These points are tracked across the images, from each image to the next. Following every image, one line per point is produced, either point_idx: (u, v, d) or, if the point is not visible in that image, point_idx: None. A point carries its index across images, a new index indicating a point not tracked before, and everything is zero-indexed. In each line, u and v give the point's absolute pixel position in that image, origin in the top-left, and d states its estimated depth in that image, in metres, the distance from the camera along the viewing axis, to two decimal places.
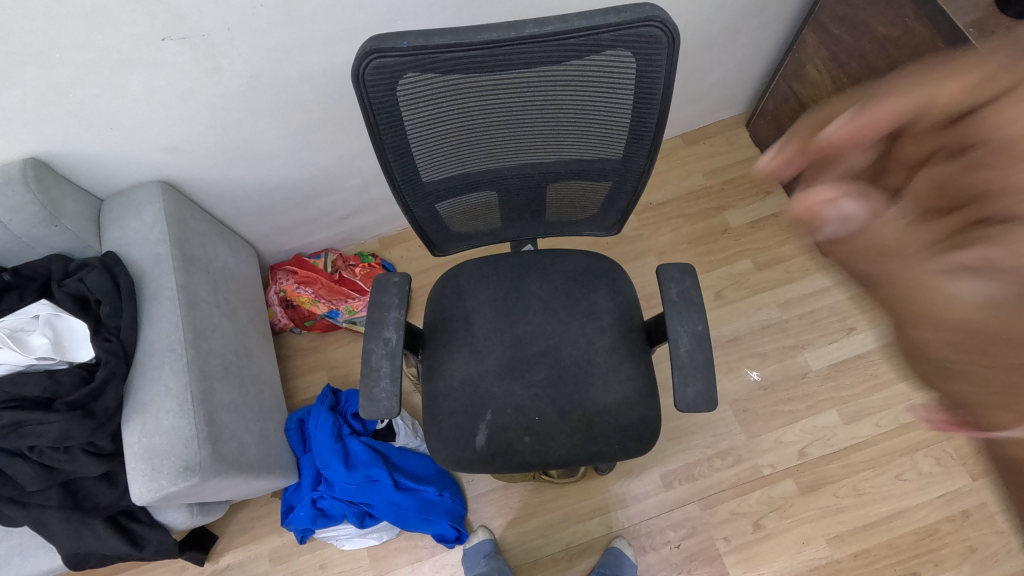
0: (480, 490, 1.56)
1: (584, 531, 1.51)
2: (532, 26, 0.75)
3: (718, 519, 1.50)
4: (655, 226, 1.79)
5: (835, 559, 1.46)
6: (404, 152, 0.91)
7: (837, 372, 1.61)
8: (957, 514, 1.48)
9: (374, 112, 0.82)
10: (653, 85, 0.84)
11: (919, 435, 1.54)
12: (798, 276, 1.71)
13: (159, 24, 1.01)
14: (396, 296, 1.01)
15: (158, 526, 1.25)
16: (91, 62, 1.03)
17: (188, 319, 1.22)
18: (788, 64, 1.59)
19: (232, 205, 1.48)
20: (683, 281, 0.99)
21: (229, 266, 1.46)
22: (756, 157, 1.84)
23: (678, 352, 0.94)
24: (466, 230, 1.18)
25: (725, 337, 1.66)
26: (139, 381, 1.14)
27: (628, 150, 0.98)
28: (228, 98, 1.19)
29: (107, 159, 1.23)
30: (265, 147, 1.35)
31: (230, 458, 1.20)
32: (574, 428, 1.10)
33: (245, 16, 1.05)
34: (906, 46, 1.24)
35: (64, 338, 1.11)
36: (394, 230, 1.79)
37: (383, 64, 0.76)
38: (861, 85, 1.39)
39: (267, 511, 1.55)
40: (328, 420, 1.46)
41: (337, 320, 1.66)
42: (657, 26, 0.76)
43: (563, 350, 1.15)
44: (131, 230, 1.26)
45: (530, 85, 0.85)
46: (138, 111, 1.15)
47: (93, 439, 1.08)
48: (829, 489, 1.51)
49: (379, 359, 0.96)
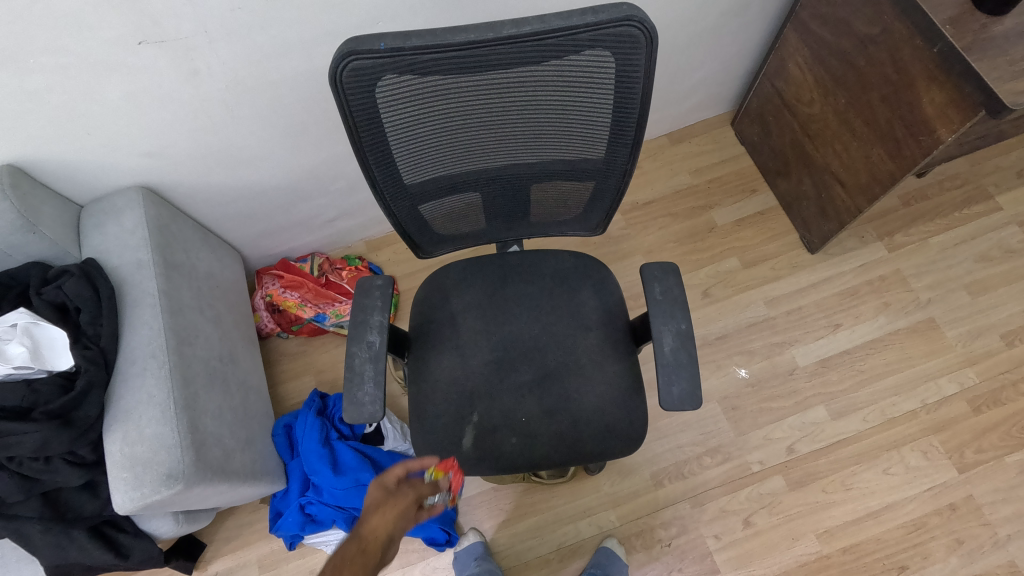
0: (471, 492, 1.55)
1: (575, 531, 1.50)
2: (510, 26, 0.75)
3: (708, 517, 1.50)
4: (643, 225, 1.79)
5: (825, 554, 1.46)
6: (385, 154, 0.90)
7: (824, 369, 1.62)
8: (944, 507, 1.49)
9: (352, 114, 0.82)
10: (633, 84, 0.85)
11: (905, 429, 1.56)
12: (784, 273, 1.71)
13: (135, 27, 1.00)
14: (379, 299, 1.00)
15: (143, 535, 1.24)
16: (66, 67, 1.02)
17: (170, 326, 1.21)
18: (771, 62, 1.59)
19: (216, 210, 1.47)
20: (666, 280, 0.99)
21: (213, 271, 1.45)
22: (741, 155, 1.85)
23: (662, 351, 0.94)
24: (450, 231, 1.17)
25: (713, 335, 1.67)
26: (120, 388, 1.12)
27: (610, 150, 0.98)
28: (209, 102, 1.18)
29: (86, 166, 1.22)
30: (248, 151, 1.34)
31: (215, 465, 1.18)
32: (561, 429, 1.10)
33: (223, 19, 1.04)
34: (886, 44, 1.25)
35: (42, 347, 1.10)
36: (381, 232, 1.78)
37: (361, 66, 0.75)
38: (842, 83, 1.40)
39: (256, 517, 1.53)
40: (315, 425, 1.45)
41: (324, 323, 1.64)
42: (634, 25, 0.76)
43: (548, 351, 1.15)
44: (111, 237, 1.25)
45: (510, 86, 0.84)
46: (115, 116, 1.14)
47: (74, 448, 1.07)
48: (817, 485, 1.52)
49: (363, 363, 0.95)
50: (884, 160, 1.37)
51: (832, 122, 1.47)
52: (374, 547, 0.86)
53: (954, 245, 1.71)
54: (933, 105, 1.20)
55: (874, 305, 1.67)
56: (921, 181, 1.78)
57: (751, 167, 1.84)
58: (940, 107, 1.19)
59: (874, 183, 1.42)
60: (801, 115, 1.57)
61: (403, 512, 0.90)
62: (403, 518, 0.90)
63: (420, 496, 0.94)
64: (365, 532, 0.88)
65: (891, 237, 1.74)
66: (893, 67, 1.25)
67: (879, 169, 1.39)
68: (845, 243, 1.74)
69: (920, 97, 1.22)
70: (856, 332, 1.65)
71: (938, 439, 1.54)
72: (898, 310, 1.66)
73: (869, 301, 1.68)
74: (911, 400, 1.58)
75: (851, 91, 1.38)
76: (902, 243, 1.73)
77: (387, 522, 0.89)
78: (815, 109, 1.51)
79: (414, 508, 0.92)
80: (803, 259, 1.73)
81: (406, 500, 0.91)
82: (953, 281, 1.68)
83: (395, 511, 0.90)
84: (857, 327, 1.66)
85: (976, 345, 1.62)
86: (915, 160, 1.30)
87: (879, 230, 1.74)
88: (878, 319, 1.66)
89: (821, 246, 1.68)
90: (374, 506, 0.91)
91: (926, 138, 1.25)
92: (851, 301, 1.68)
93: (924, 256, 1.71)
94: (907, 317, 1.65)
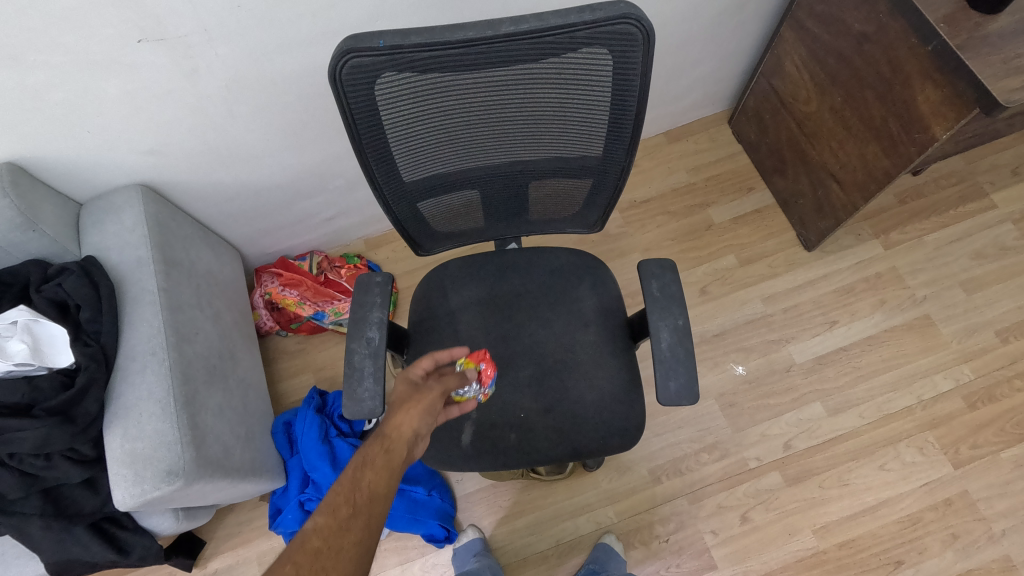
0: (469, 489, 1.56)
1: (573, 527, 1.51)
2: (508, 24, 0.76)
3: (705, 513, 1.51)
4: (641, 223, 1.80)
5: (821, 549, 1.47)
6: (384, 151, 0.91)
7: (820, 365, 1.63)
8: (940, 503, 1.50)
9: (351, 112, 0.82)
10: (630, 82, 0.85)
11: (901, 425, 1.57)
12: (781, 270, 1.72)
13: (134, 26, 1.00)
14: (378, 296, 1.01)
15: (143, 531, 1.25)
16: (67, 65, 1.02)
17: (170, 323, 1.21)
18: (768, 60, 1.60)
19: (215, 208, 1.47)
20: (663, 276, 1.00)
21: (212, 269, 1.45)
22: (738, 153, 1.86)
23: (659, 346, 0.95)
24: (449, 229, 1.18)
25: (710, 332, 1.68)
26: (120, 386, 1.13)
27: (607, 148, 0.98)
28: (208, 100, 1.19)
29: (86, 164, 1.22)
30: (247, 149, 1.34)
31: (215, 462, 1.19)
32: (559, 425, 1.10)
33: (223, 17, 1.04)
34: (881, 42, 1.26)
35: (42, 343, 1.10)
36: (379, 230, 1.79)
37: (360, 63, 0.76)
38: (838, 81, 1.41)
39: (256, 514, 1.54)
40: (315, 422, 1.45)
41: (323, 321, 1.64)
42: (631, 23, 0.77)
43: (547, 348, 1.15)
44: (111, 235, 1.25)
45: (508, 83, 0.85)
46: (116, 114, 1.14)
47: (74, 445, 1.07)
48: (814, 481, 1.53)
49: (362, 359, 0.96)
50: (879, 158, 1.38)
51: (828, 121, 1.48)
52: (401, 442, 0.83)
53: (950, 243, 1.72)
54: (927, 103, 1.21)
55: (870, 302, 1.68)
56: (917, 179, 1.79)
57: (748, 165, 1.85)
58: (935, 104, 1.20)
59: (870, 180, 1.43)
60: (798, 113, 1.58)
61: (429, 407, 0.88)
62: (428, 413, 0.88)
63: (445, 393, 0.92)
64: (390, 428, 0.84)
65: (887, 235, 1.75)
66: (888, 65, 1.26)
67: (875, 167, 1.40)
68: (842, 241, 1.75)
69: (915, 95, 1.23)
70: (852, 329, 1.66)
71: (933, 435, 1.55)
72: (894, 307, 1.67)
73: (865, 298, 1.69)
74: (907, 396, 1.59)
75: (847, 90, 1.39)
76: (898, 241, 1.74)
77: (416, 416, 0.86)
78: (811, 107, 1.52)
79: (440, 404, 0.91)
80: (800, 256, 1.74)
81: (430, 397, 0.89)
82: (949, 278, 1.69)
83: (420, 408, 0.87)
84: (853, 324, 1.67)
85: (971, 341, 1.63)
86: (910, 158, 1.31)
87: (875, 228, 1.75)
88: (874, 316, 1.67)
89: (817, 244, 1.69)
90: (398, 404, 0.88)
91: (921, 135, 1.26)
92: (848, 298, 1.69)
93: (920, 254, 1.72)
94: (903, 314, 1.67)
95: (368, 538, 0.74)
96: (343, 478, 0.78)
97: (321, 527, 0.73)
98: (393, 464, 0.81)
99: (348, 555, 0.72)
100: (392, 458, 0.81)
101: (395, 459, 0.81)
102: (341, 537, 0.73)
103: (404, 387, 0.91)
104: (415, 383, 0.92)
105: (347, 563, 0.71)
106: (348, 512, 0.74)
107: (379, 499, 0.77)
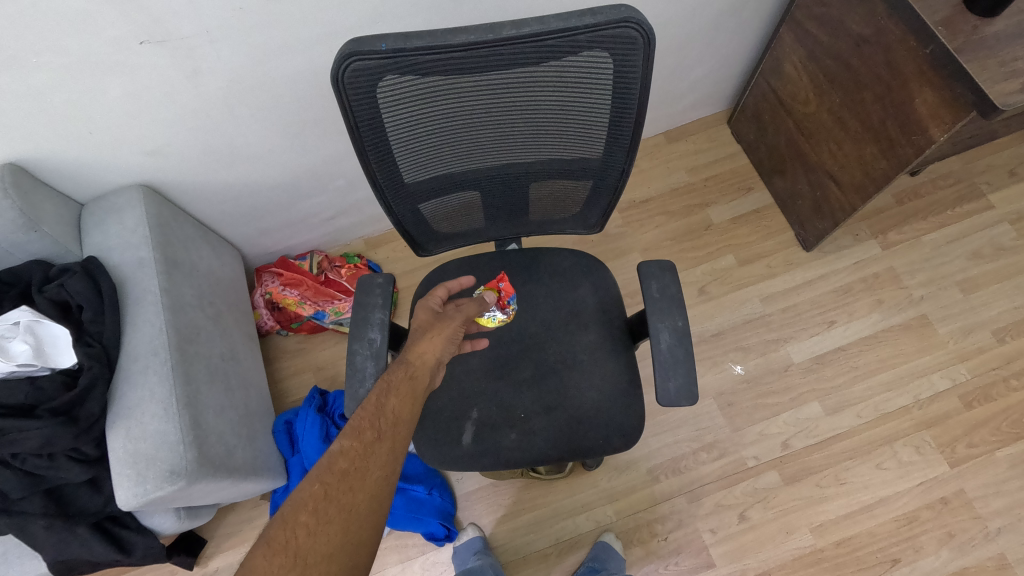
0: (469, 487, 1.56)
1: (573, 525, 1.52)
2: (510, 28, 0.76)
3: (704, 512, 1.52)
4: (640, 223, 1.80)
5: (819, 547, 1.49)
6: (385, 153, 0.91)
7: (818, 365, 1.64)
8: (936, 501, 1.51)
9: (354, 114, 0.83)
10: (630, 85, 0.86)
11: (897, 425, 1.58)
12: (779, 270, 1.73)
13: (137, 28, 1.01)
14: (380, 296, 1.02)
15: (145, 530, 1.25)
16: (67, 67, 1.03)
17: (172, 324, 1.22)
18: (767, 61, 1.61)
19: (216, 209, 1.48)
20: (663, 278, 1.01)
21: (213, 269, 1.46)
22: (737, 154, 1.87)
23: (658, 347, 0.95)
24: (449, 230, 1.19)
25: (709, 332, 1.69)
26: (123, 386, 1.13)
27: (608, 149, 0.99)
28: (209, 101, 1.19)
29: (88, 165, 1.23)
30: (248, 149, 1.35)
31: (217, 461, 1.20)
32: (559, 424, 1.11)
33: (224, 19, 1.05)
34: (879, 44, 1.26)
35: (45, 344, 1.10)
36: (380, 230, 1.79)
37: (362, 66, 0.76)
38: (837, 82, 1.41)
39: (257, 513, 1.54)
40: (315, 422, 1.47)
41: (324, 321, 1.65)
42: (632, 27, 0.77)
43: (546, 348, 1.16)
44: (112, 235, 1.26)
45: (509, 86, 0.86)
46: (117, 115, 1.15)
47: (77, 445, 1.08)
48: (811, 480, 1.54)
49: (364, 359, 0.97)
50: (877, 160, 1.39)
51: (827, 122, 1.49)
52: (424, 369, 0.89)
53: (947, 243, 1.73)
54: (925, 105, 1.22)
55: (868, 302, 1.69)
56: (914, 179, 1.80)
57: (747, 165, 1.85)
58: (933, 107, 1.20)
59: (868, 182, 1.44)
60: (797, 114, 1.59)
61: (449, 337, 0.94)
62: (449, 342, 0.94)
63: (463, 324, 0.98)
64: (414, 355, 0.89)
65: (885, 235, 1.76)
66: (886, 67, 1.27)
67: (873, 168, 1.41)
68: (840, 241, 1.76)
69: (913, 97, 1.24)
70: (850, 329, 1.67)
71: (930, 434, 1.56)
72: (892, 307, 1.68)
73: (863, 299, 1.70)
74: (904, 396, 1.60)
75: (846, 91, 1.40)
76: (896, 241, 1.75)
77: (438, 346, 0.92)
78: (810, 108, 1.53)
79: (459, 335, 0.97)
80: (798, 256, 1.75)
81: (451, 328, 0.95)
82: (946, 278, 1.70)
83: (441, 337, 0.93)
84: (850, 324, 1.68)
85: (968, 341, 1.64)
86: (908, 159, 1.31)
87: (873, 228, 1.76)
88: (872, 316, 1.68)
89: (816, 244, 1.70)
90: (421, 332, 0.93)
91: (919, 137, 1.27)
92: (845, 298, 1.70)
93: (918, 254, 1.73)
94: (901, 314, 1.68)
95: (393, 459, 0.78)
96: (369, 402, 0.82)
97: (346, 449, 0.76)
98: (416, 390, 0.86)
99: (378, 467, 0.76)
100: (415, 385, 0.87)
101: (418, 385, 0.87)
102: (370, 452, 0.76)
103: (426, 317, 0.96)
104: (436, 313, 0.98)
105: (376, 476, 0.75)
106: (374, 434, 0.78)
107: (403, 422, 0.82)
